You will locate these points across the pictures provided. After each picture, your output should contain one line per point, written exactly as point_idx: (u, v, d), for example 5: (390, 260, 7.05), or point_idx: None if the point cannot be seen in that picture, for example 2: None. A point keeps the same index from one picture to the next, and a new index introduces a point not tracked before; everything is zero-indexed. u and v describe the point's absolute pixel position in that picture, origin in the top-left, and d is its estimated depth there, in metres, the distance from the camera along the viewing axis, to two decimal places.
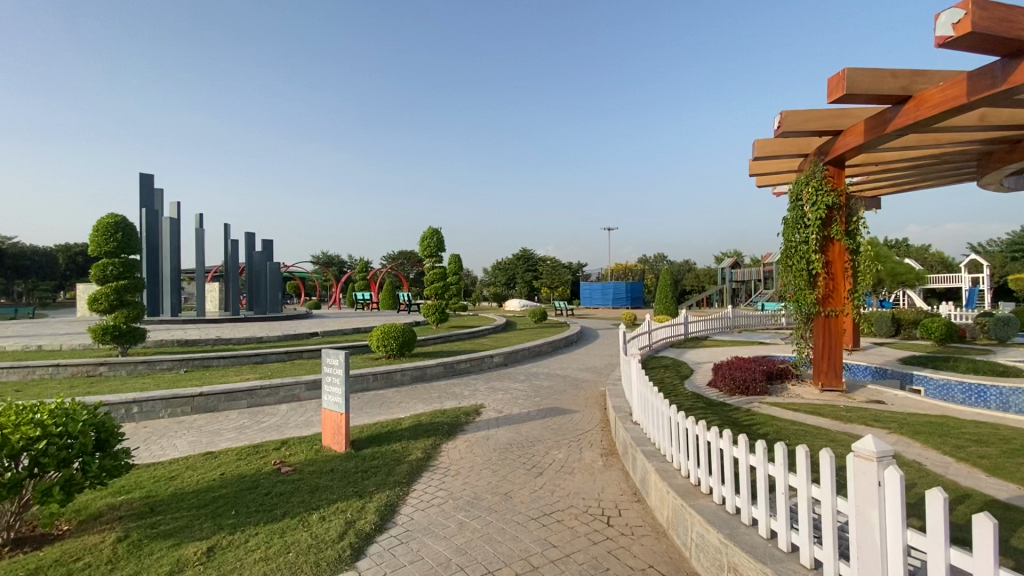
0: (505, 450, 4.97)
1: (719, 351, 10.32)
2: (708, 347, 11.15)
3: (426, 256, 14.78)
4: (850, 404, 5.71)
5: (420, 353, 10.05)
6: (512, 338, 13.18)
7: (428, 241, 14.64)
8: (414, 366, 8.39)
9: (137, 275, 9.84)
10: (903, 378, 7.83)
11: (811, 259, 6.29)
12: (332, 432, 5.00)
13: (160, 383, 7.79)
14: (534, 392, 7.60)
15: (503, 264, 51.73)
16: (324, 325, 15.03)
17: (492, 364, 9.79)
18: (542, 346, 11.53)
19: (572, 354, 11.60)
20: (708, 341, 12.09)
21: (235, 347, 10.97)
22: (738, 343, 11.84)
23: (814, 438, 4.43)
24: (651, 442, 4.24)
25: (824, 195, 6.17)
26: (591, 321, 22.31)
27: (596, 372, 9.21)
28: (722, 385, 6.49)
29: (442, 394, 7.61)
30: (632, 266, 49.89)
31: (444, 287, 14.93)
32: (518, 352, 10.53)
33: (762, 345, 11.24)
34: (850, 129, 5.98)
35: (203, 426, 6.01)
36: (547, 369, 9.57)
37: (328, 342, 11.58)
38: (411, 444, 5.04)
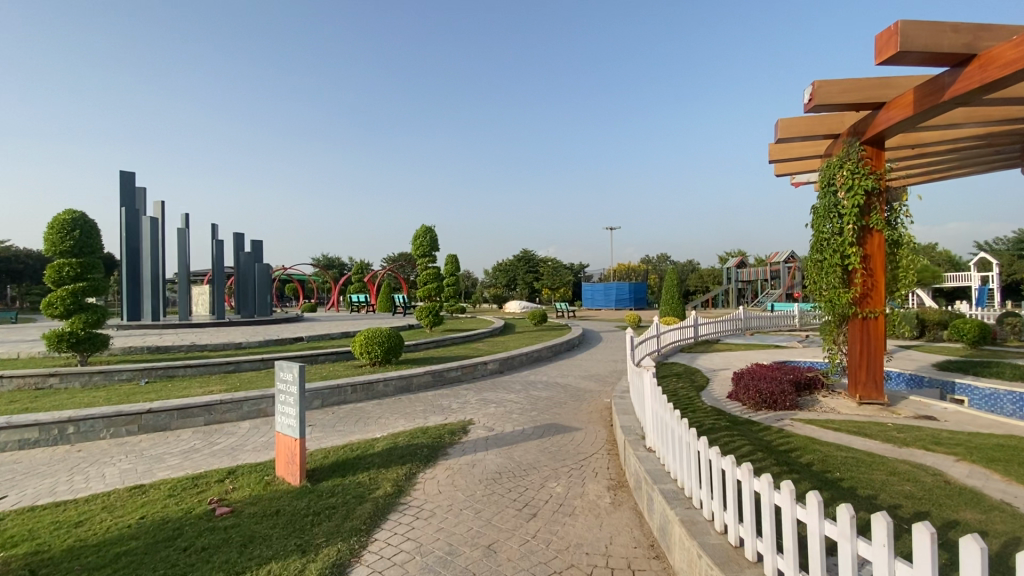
0: (492, 482, 4.14)
1: (734, 357, 9.44)
2: (721, 351, 10.28)
3: (419, 256, 13.93)
4: (897, 422, 4.84)
5: (407, 360, 9.22)
6: (510, 342, 12.35)
7: (421, 240, 13.80)
8: (397, 376, 7.57)
9: (98, 277, 9.07)
10: (943, 387, 6.86)
11: (847, 252, 5.42)
12: (285, 461, 4.19)
13: (112, 397, 7.00)
14: (529, 405, 6.76)
15: (503, 265, 50.95)
16: (311, 329, 14.23)
17: (486, 372, 8.96)
18: (541, 352, 10.69)
19: (574, 360, 10.75)
20: (720, 345, 11.22)
21: (210, 354, 10.18)
22: (753, 346, 10.97)
23: (868, 470, 3.55)
24: (671, 478, 3.40)
25: (862, 178, 5.33)
26: (594, 323, 21.48)
27: (599, 380, 8.36)
28: (746, 399, 5.64)
29: (426, 407, 6.78)
30: (634, 266, 49.02)
31: (438, 289, 14.11)
32: (515, 358, 9.71)
33: (778, 349, 10.35)
34: (893, 102, 5.11)
35: (143, 450, 5.21)
36: (545, 377, 8.73)
37: (310, 348, 10.76)
38: (379, 475, 4.22)
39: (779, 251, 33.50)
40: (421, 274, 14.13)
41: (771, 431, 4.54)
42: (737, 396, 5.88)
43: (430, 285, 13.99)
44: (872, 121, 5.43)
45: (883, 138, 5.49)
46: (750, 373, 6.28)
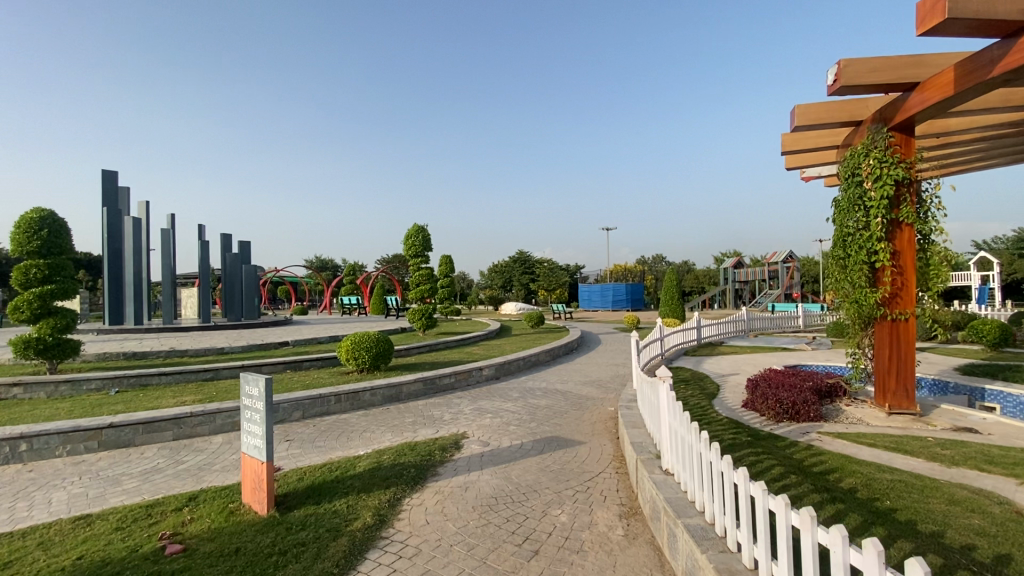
0: (488, 509, 3.63)
1: (741, 361, 8.99)
2: (727, 355, 9.83)
3: (411, 256, 13.41)
4: (936, 435, 4.39)
5: (398, 366, 8.71)
6: (506, 346, 11.87)
7: (413, 240, 13.28)
8: (386, 384, 7.06)
9: (67, 279, 8.50)
10: (973, 395, 6.48)
11: (875, 249, 4.98)
12: (251, 487, 3.68)
13: (76, 408, 6.45)
14: (529, 415, 6.26)
15: (499, 266, 50.49)
16: (300, 333, 13.70)
17: (481, 378, 8.46)
18: (539, 356, 10.21)
19: (574, 364, 10.27)
20: (725, 348, 10.78)
21: (189, 361, 9.61)
22: (759, 349, 10.52)
23: (924, 498, 3.07)
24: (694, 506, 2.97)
25: (891, 167, 4.89)
26: (591, 324, 21.04)
27: (601, 387, 7.88)
28: (765, 409, 5.17)
29: (417, 418, 6.27)
30: (631, 267, 48.70)
31: (431, 290, 13.61)
32: (512, 363, 9.22)
33: (787, 352, 9.91)
34: (925, 83, 4.69)
35: (100, 471, 4.66)
36: (544, 383, 8.24)
37: (297, 354, 10.23)
38: (358, 502, 3.71)
39: (777, 251, 33.22)
40: (414, 276, 13.62)
41: (799, 447, 4.08)
42: (754, 406, 5.42)
43: (423, 287, 13.49)
44: (900, 105, 5.02)
45: (911, 124, 5.08)
46: (766, 380, 5.82)
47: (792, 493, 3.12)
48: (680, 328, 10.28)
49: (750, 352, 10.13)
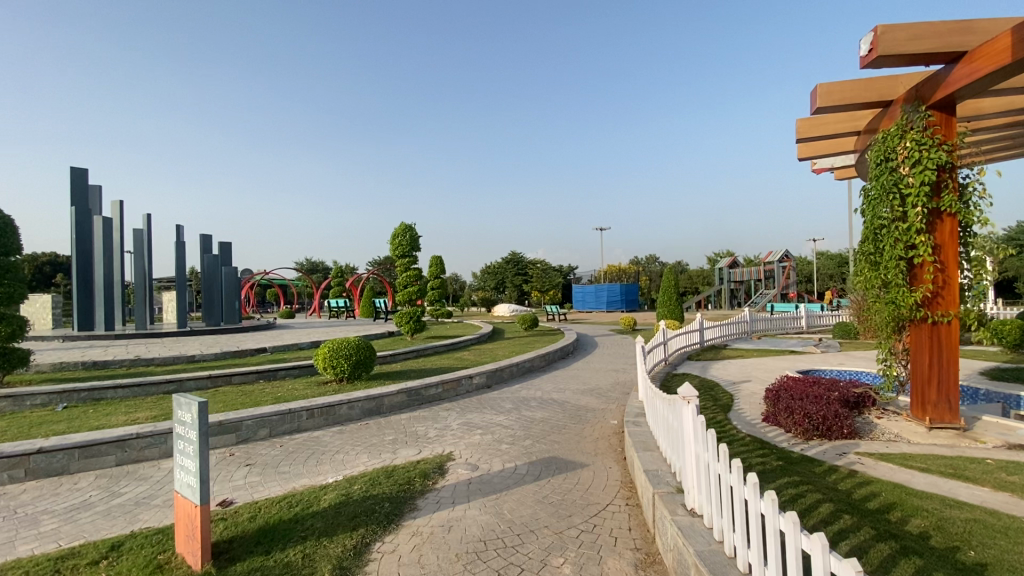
0: (474, 558, 2.99)
1: (750, 366, 8.41)
2: (733, 359, 9.25)
3: (397, 256, 12.70)
4: (991, 457, 3.82)
5: (381, 375, 8.04)
6: (498, 350, 11.22)
7: (400, 239, 12.58)
8: (364, 396, 6.39)
9: (14, 283, 7.74)
10: (1008, 403, 5.93)
11: (915, 242, 4.40)
12: (184, 534, 3.01)
13: (13, 427, 5.71)
14: (523, 430, 5.62)
15: (492, 267, 49.89)
16: (281, 338, 12.96)
17: (471, 387, 7.80)
18: (533, 362, 9.58)
19: (571, 370, 9.65)
20: (729, 351, 10.21)
21: (153, 370, 8.86)
22: (765, 353, 9.96)
23: (1015, 547, 2.47)
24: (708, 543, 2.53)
25: (932, 150, 4.32)
26: (586, 326, 20.41)
27: (602, 396, 7.25)
28: (790, 423, 4.59)
29: (398, 435, 5.60)
30: (625, 267, 48.27)
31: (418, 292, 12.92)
32: (504, 370, 8.57)
33: (796, 356, 9.34)
34: (972, 54, 4.13)
35: (17, 508, 3.95)
36: (539, 392, 7.59)
37: (273, 362, 9.50)
38: (316, 552, 3.04)
39: (773, 251, 32.87)
40: (400, 277, 12.86)
41: (841, 477, 3.47)
42: (777, 420, 4.84)
43: (411, 288, 12.76)
44: (938, 81, 4.47)
45: (952, 102, 4.52)
46: (788, 390, 5.22)
47: (851, 543, 2.49)
48: (683, 330, 9.68)
49: (756, 356, 9.56)
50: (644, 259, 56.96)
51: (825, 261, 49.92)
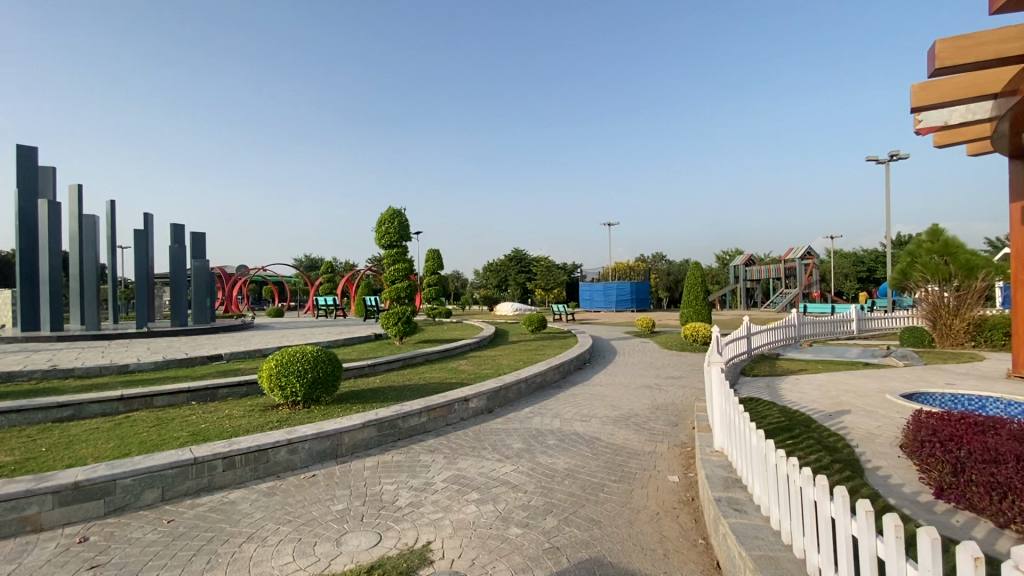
0: None
1: (826, 386, 6.50)
2: (797, 375, 7.33)
3: (384, 246, 10.79)
4: None
5: (349, 396, 6.15)
6: (502, 359, 9.33)
7: (387, 227, 10.68)
8: (313, 434, 4.51)
9: None
10: None
11: None
12: None
13: None
14: (541, 495, 3.73)
15: (496, 265, 48.10)
16: (248, 342, 11.10)
17: (466, 414, 5.91)
18: (546, 375, 7.69)
19: (592, 385, 7.76)
20: (785, 363, 8.32)
21: (66, 384, 6.99)
22: (831, 365, 8.07)
23: None
24: None
25: None
26: (599, 329, 18.52)
27: (643, 430, 5.34)
28: (1016, 513, 2.65)
29: (352, 501, 3.72)
30: (633, 265, 46.30)
31: (409, 289, 11.01)
32: (510, 390, 6.69)
33: (876, 371, 7.41)
34: None
35: None
36: (557, 423, 5.67)
37: (223, 374, 7.63)
38: None
39: (795, 247, 30.80)
40: (388, 271, 10.90)
41: None
42: (972, 500, 2.91)
43: (400, 284, 10.85)
44: None
45: None
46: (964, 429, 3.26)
47: None
48: (732, 338, 7.77)
49: (823, 371, 7.65)
50: (653, 257, 54.94)
51: (842, 259, 47.76)
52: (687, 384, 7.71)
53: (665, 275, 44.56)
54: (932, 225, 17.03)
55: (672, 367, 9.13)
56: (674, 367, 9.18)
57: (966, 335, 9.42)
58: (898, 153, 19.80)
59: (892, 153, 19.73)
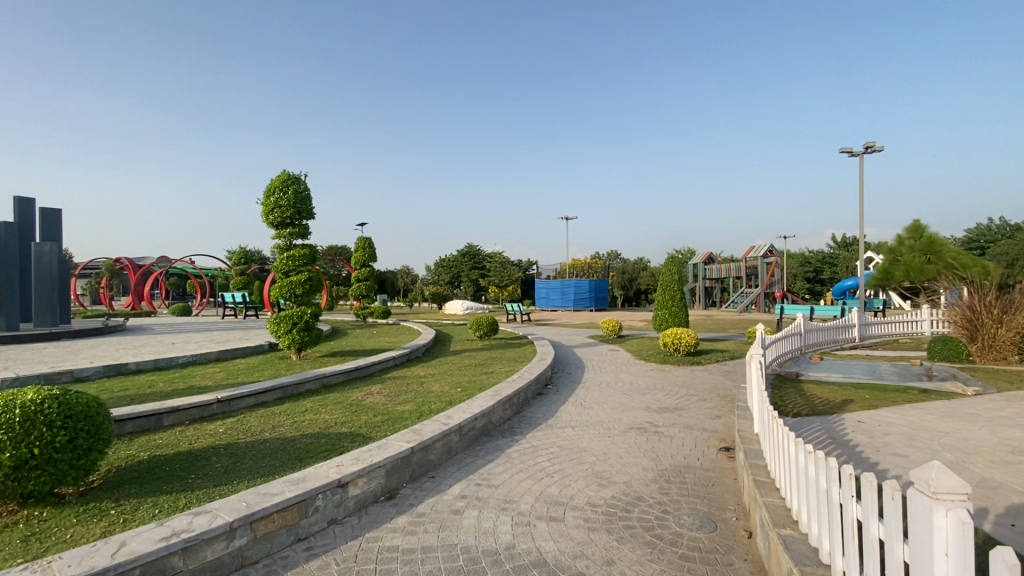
0: None
1: (914, 435, 4.29)
2: (849, 412, 5.11)
3: (274, 225, 7.89)
4: None
5: (124, 484, 3.40)
6: (432, 383, 6.69)
7: (277, 197, 7.81)
8: None
9: None
10: None
11: None
12: None
13: None
14: None
15: (448, 259, 45.18)
16: (76, 357, 7.87)
17: (342, 511, 3.27)
18: (491, 416, 5.14)
19: (560, 427, 5.28)
20: (814, 388, 6.18)
21: None
22: (878, 391, 5.98)
23: None
24: None
25: None
26: (560, 331, 16.29)
27: (664, 550, 2.87)
28: None
29: None
30: (590, 262, 44.57)
31: (313, 285, 8.16)
32: (430, 451, 4.09)
33: (949, 404, 5.31)
34: None
35: None
36: (506, 531, 3.11)
37: None
38: None
39: (756, 246, 29.79)
40: (281, 261, 8.00)
41: None
42: None
43: (296, 276, 8.01)
44: None
45: None
46: None
47: None
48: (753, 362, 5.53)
49: (874, 402, 5.51)
50: (609, 255, 53.81)
51: (792, 259, 48.18)
52: (694, 425, 5.38)
53: (621, 273, 43.23)
54: (915, 219, 15.96)
55: (662, 392, 6.80)
56: (663, 392, 6.84)
57: (1012, 348, 7.58)
58: (872, 145, 18.55)
59: (867, 146, 18.47)
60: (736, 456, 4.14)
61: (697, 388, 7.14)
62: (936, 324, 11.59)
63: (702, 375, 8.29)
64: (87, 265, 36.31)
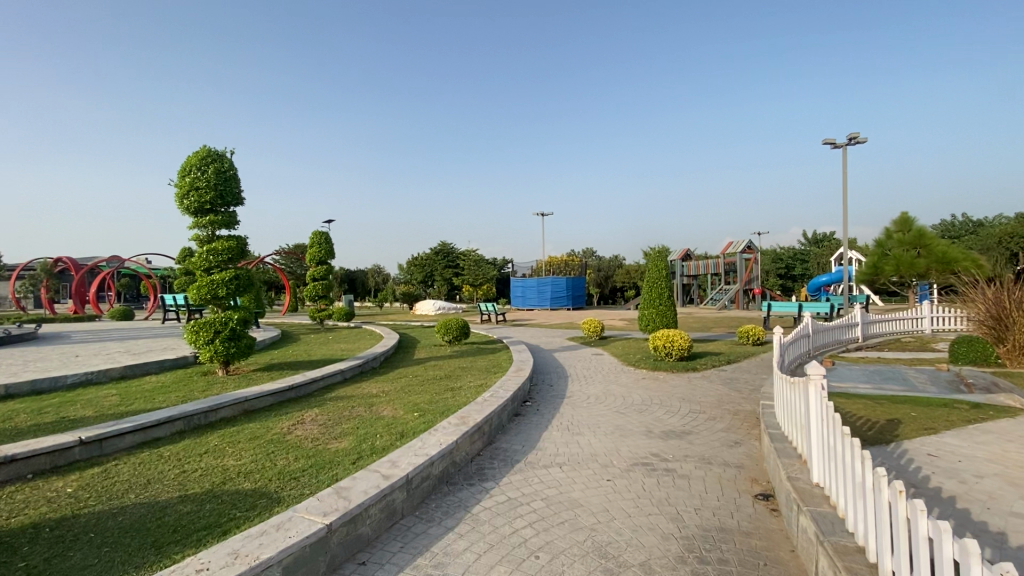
0: None
1: (1011, 475, 3.25)
2: (905, 440, 4.07)
3: (193, 213, 6.43)
4: None
5: None
6: (382, 405, 5.38)
7: (192, 177, 6.35)
8: None
9: None
10: None
11: None
12: None
13: None
14: None
15: (420, 258, 43.61)
16: None
17: None
18: (454, 456, 3.89)
19: (544, 466, 4.08)
20: (846, 404, 5.15)
21: None
22: (923, 406, 4.99)
23: None
24: None
25: None
26: (538, 332, 15.17)
27: None
28: None
29: None
30: (566, 260, 43.76)
31: (244, 286, 6.76)
32: (360, 524, 2.83)
33: (1019, 424, 4.33)
34: None
35: None
36: None
37: None
38: None
39: (733, 242, 29.34)
40: (202, 257, 6.54)
41: None
42: None
43: (221, 274, 6.57)
44: None
45: None
46: None
47: None
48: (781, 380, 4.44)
49: (926, 423, 4.50)
50: (584, 252, 53.19)
51: (765, 255, 48.43)
52: (713, 458, 4.24)
53: (596, 271, 42.51)
54: (903, 212, 15.41)
55: (663, 410, 5.67)
56: (664, 409, 5.72)
57: None
58: (856, 136, 18.00)
59: (851, 136, 17.90)
60: (786, 515, 3.01)
61: (701, 403, 6.04)
62: (936, 322, 10.91)
63: (703, 384, 7.23)
64: (24, 268, 33.39)
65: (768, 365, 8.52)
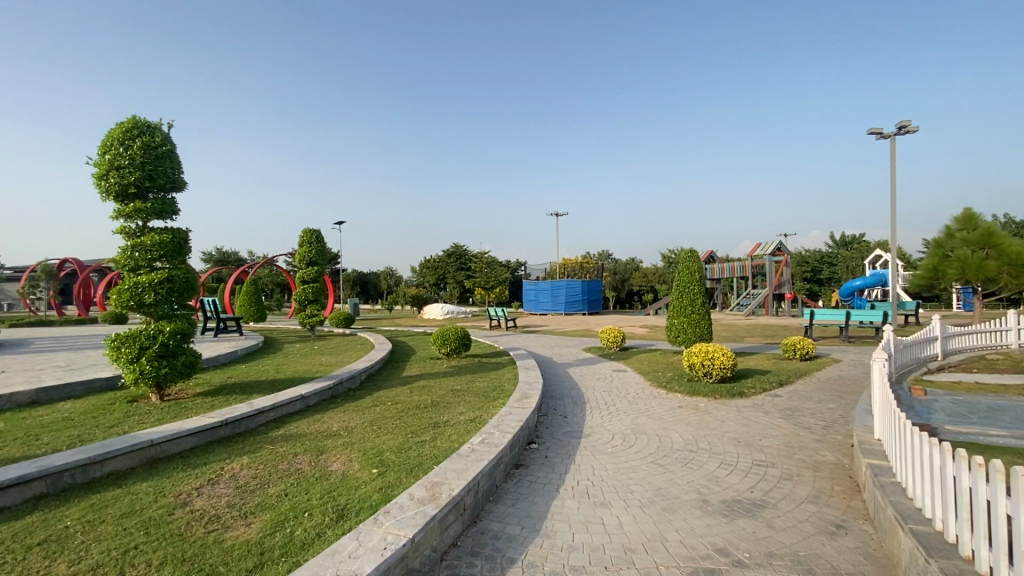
0: None
1: None
2: None
3: (116, 199, 5.15)
4: None
5: None
6: (334, 455, 3.97)
7: (113, 155, 5.08)
8: None
9: None
10: None
11: None
12: None
13: None
14: None
15: (432, 260, 42.50)
16: None
17: None
18: (406, 565, 2.44)
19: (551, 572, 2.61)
20: None
21: None
22: None
23: None
24: None
25: None
26: (552, 341, 13.70)
27: None
28: None
29: None
30: (581, 262, 42.22)
31: (183, 290, 5.49)
32: None
33: None
34: None
35: None
36: None
37: None
38: None
39: (761, 243, 27.50)
40: (128, 255, 5.24)
41: None
42: None
43: (152, 276, 5.29)
44: None
45: None
46: None
47: None
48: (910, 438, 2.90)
49: None
50: (600, 255, 51.53)
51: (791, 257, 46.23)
52: (813, 561, 2.73)
53: (613, 274, 40.85)
54: (965, 207, 13.60)
55: (716, 463, 4.18)
56: (718, 461, 4.21)
57: None
58: (907, 125, 16.24)
59: (901, 125, 16.14)
60: None
61: (765, 449, 4.52)
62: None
63: (758, 416, 5.70)
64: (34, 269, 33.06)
65: (832, 389, 6.94)
